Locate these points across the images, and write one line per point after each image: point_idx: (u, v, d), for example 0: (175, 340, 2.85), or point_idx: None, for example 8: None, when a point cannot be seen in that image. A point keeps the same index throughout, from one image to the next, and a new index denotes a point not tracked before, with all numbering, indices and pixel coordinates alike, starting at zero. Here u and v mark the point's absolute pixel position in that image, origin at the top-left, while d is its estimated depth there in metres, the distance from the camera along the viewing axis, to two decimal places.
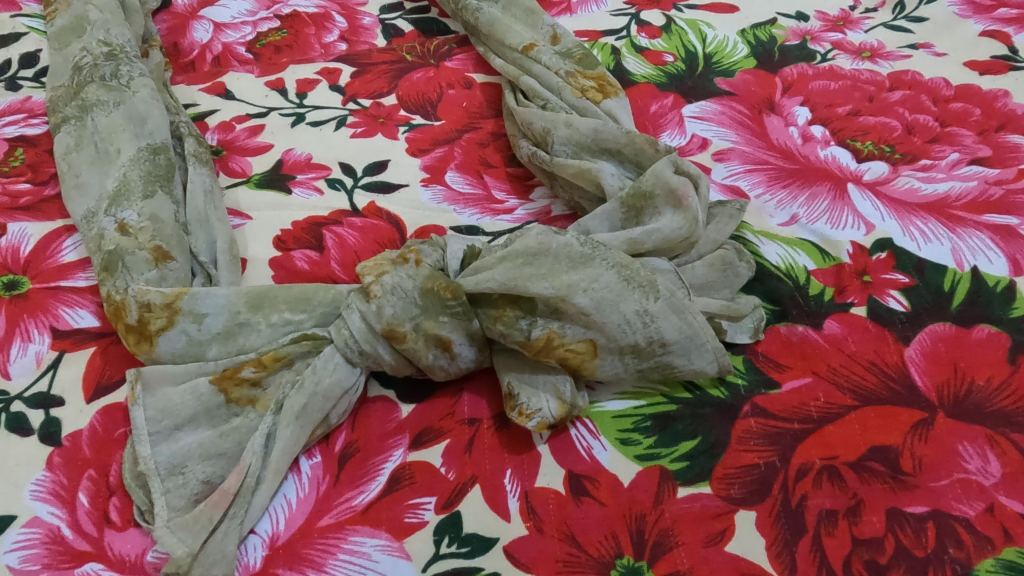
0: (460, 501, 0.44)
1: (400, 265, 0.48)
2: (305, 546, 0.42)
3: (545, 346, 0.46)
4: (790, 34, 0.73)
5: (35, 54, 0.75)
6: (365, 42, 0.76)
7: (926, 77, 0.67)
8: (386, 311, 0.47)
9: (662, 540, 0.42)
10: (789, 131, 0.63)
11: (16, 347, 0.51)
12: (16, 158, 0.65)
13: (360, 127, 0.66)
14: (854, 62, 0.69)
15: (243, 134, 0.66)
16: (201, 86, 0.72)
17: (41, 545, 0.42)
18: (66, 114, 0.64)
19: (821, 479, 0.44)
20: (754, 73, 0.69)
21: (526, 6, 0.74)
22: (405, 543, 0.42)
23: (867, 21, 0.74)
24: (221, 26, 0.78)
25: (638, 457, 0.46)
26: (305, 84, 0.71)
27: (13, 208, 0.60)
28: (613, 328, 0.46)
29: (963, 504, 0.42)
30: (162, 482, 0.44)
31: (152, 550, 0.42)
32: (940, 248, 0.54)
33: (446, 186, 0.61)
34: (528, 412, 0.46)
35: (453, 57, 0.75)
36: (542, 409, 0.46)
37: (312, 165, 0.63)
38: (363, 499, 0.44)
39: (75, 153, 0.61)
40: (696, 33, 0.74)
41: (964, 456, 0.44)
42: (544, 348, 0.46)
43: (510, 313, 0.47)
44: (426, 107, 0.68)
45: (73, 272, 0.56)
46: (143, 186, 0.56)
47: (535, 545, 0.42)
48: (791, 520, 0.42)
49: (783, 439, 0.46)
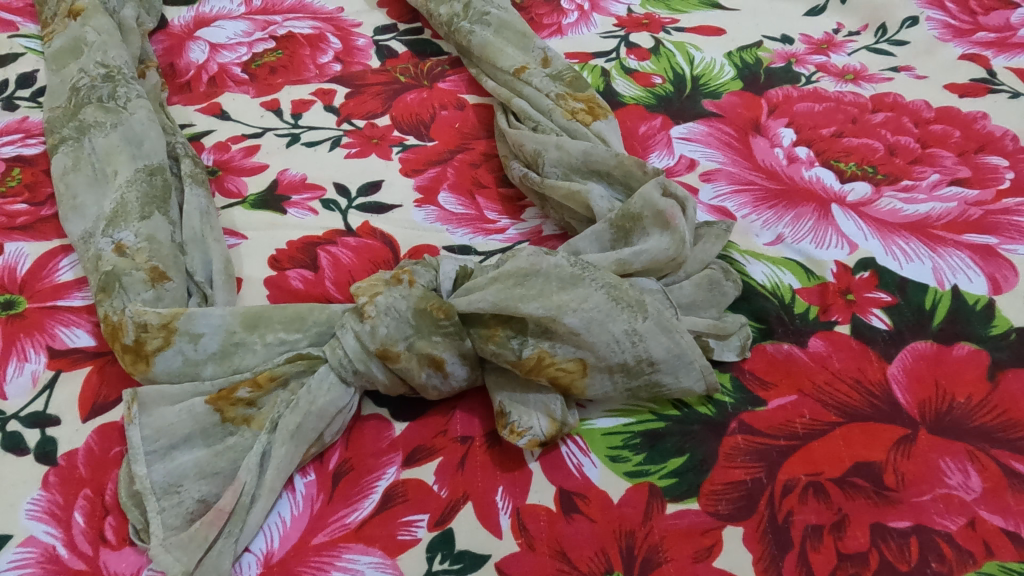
0: (452, 518, 0.45)
1: (394, 285, 0.49)
2: (300, 564, 0.43)
3: (536, 365, 0.47)
4: (775, 57, 0.75)
5: (32, 75, 0.76)
6: (359, 63, 0.78)
7: (907, 100, 0.69)
8: (379, 330, 0.48)
9: (651, 556, 0.43)
10: (774, 153, 0.65)
11: (12, 366, 0.52)
12: (13, 178, 0.65)
13: (354, 147, 0.67)
14: (837, 84, 0.71)
15: (238, 154, 0.67)
16: (197, 107, 0.72)
17: (35, 564, 0.42)
18: (63, 135, 0.65)
19: (807, 495, 0.44)
20: (740, 95, 0.71)
21: (518, 29, 0.75)
22: (398, 561, 0.43)
23: (850, 44, 0.76)
24: (217, 47, 0.79)
25: (628, 474, 0.47)
26: (300, 105, 0.72)
27: (10, 228, 0.61)
28: (602, 348, 0.47)
29: (945, 519, 0.43)
30: (158, 501, 0.44)
31: (147, 569, 0.43)
32: (921, 267, 0.55)
33: (439, 206, 0.62)
34: (519, 429, 0.46)
35: (446, 78, 0.76)
36: (532, 426, 0.47)
37: (307, 185, 0.64)
38: (356, 517, 0.45)
39: (72, 174, 0.61)
40: (684, 55, 0.76)
41: (946, 471, 0.45)
42: (535, 367, 0.47)
43: (501, 332, 0.48)
44: (420, 128, 0.69)
45: (70, 291, 0.56)
46: (140, 208, 0.57)
47: (526, 562, 0.43)
48: (777, 536, 0.43)
49: (768, 455, 0.47)
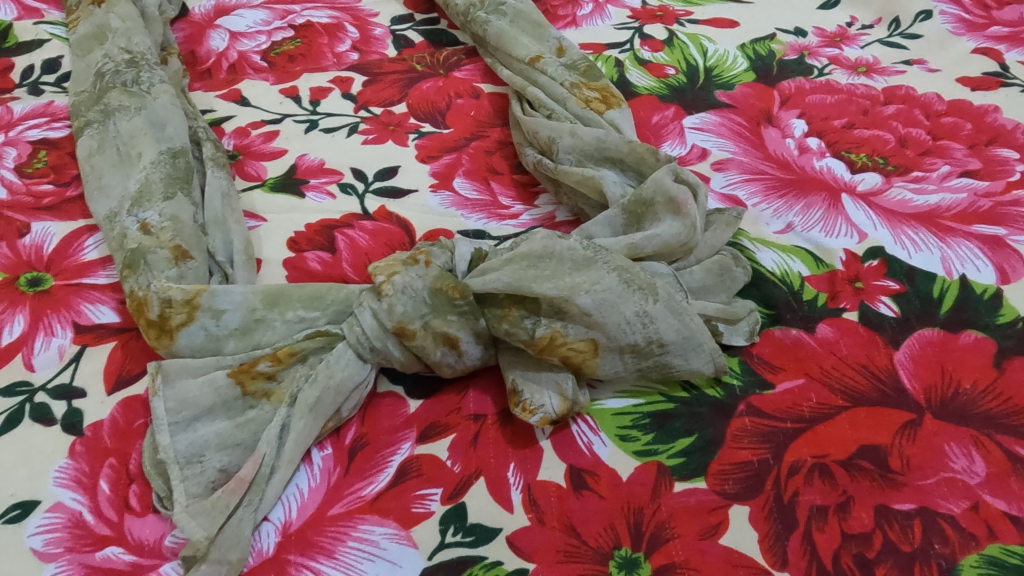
0: (465, 492, 0.46)
1: (411, 265, 0.50)
2: (317, 533, 0.44)
3: (548, 344, 0.48)
4: (789, 49, 0.76)
5: (57, 60, 0.78)
6: (376, 52, 0.79)
7: (920, 93, 0.69)
8: (397, 309, 0.49)
9: (658, 533, 0.44)
10: (786, 143, 0.65)
11: (39, 341, 0.53)
12: (39, 160, 0.67)
13: (371, 134, 0.68)
14: (850, 77, 0.71)
15: (258, 139, 0.68)
16: (218, 93, 0.74)
17: (63, 529, 0.44)
18: (88, 118, 0.66)
19: (812, 476, 0.45)
20: (753, 86, 0.72)
21: (533, 19, 0.76)
22: (412, 532, 0.44)
23: (863, 37, 0.76)
24: (237, 35, 0.81)
25: (637, 453, 0.48)
26: (318, 92, 0.73)
27: (36, 208, 0.63)
28: (614, 329, 0.48)
29: (949, 502, 0.44)
30: (181, 470, 0.46)
31: (170, 535, 0.44)
32: (930, 256, 0.56)
33: (454, 192, 0.63)
34: (531, 407, 0.48)
35: (462, 67, 0.77)
36: (544, 404, 0.48)
37: (325, 170, 0.65)
38: (372, 489, 0.46)
39: (98, 156, 0.63)
40: (698, 46, 0.77)
41: (950, 456, 0.46)
42: (547, 346, 0.48)
43: (515, 312, 0.50)
44: (436, 115, 0.70)
45: (95, 270, 0.58)
46: (164, 189, 0.59)
47: (537, 536, 0.44)
48: (783, 515, 0.44)
49: (775, 437, 0.48)
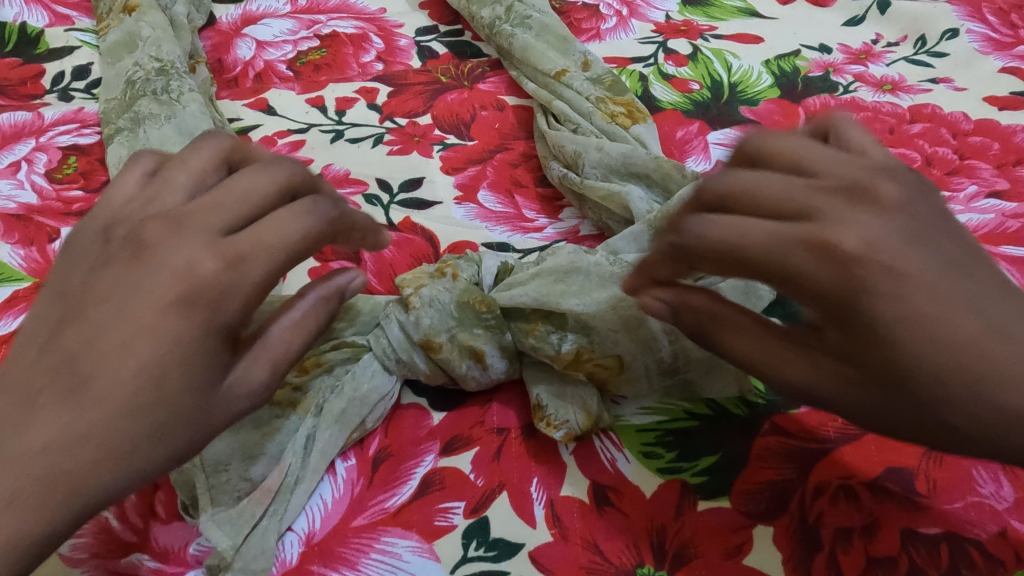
0: (488, 506, 0.46)
1: (438, 278, 0.51)
2: (340, 544, 0.45)
3: (574, 360, 0.49)
4: (813, 66, 0.76)
5: (87, 67, 0.79)
6: (401, 63, 0.79)
7: (946, 111, 0.69)
8: (423, 321, 0.50)
9: (682, 551, 0.44)
10: None
11: None
12: (69, 166, 0.68)
13: (396, 145, 0.69)
14: (875, 95, 0.71)
15: (284, 148, 0.69)
16: (244, 102, 0.75)
17: (90, 534, 0.44)
18: (119, 126, 0.67)
19: (838, 497, 0.46)
20: (778, 103, 0.72)
21: (558, 33, 0.76)
22: (435, 545, 0.44)
23: (889, 55, 0.76)
24: (264, 44, 0.82)
25: (660, 471, 0.47)
26: (344, 102, 0.74)
27: (66, 213, 0.63)
28: (640, 346, 0.49)
29: (976, 527, 0.44)
30: (207, 479, 0.45)
31: (195, 543, 0.45)
32: None
33: (479, 204, 0.63)
34: (555, 422, 0.48)
35: (486, 80, 0.77)
36: (569, 420, 0.48)
37: (351, 180, 0.66)
38: (395, 502, 0.46)
39: (128, 163, 0.64)
40: (722, 62, 0.77)
41: (978, 480, 0.46)
42: (573, 362, 0.49)
43: (541, 327, 0.50)
44: (460, 127, 0.71)
45: None
46: None
47: (560, 552, 0.44)
48: (808, 536, 0.44)
49: (800, 458, 0.47)
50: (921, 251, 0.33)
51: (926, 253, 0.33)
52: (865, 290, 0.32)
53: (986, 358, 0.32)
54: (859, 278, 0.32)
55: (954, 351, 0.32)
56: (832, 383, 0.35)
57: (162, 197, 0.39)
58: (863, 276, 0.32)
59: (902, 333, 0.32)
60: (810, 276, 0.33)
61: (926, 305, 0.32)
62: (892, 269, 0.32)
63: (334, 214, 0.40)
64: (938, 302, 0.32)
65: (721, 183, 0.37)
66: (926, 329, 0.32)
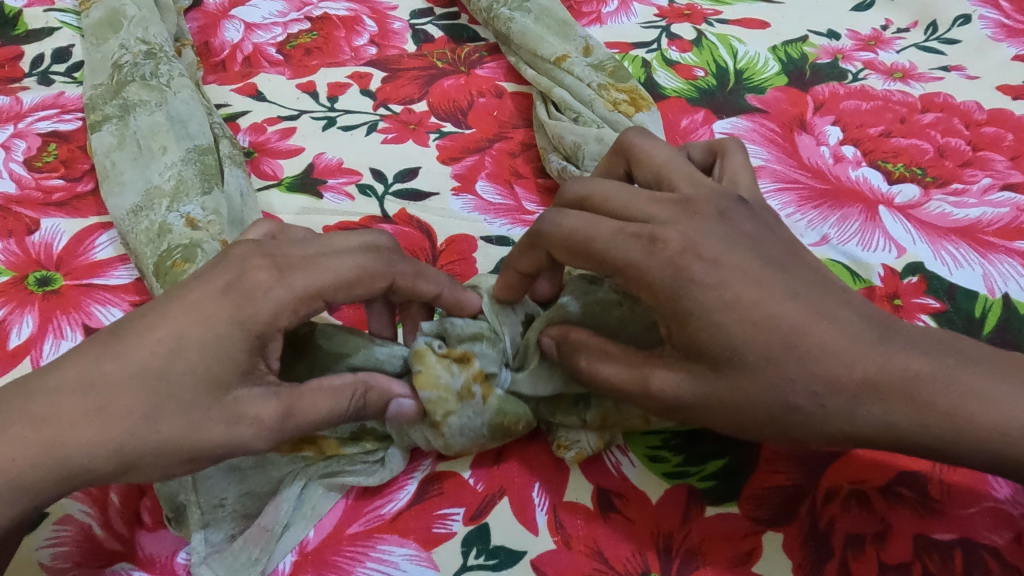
0: (488, 513, 0.44)
1: (467, 401, 0.45)
2: (334, 553, 0.43)
3: (601, 423, 0.46)
4: (821, 52, 0.73)
5: (68, 49, 0.76)
6: (395, 47, 0.77)
7: (958, 101, 0.67)
8: (454, 446, 0.45)
9: (689, 559, 0.42)
10: (820, 151, 0.63)
11: (49, 343, 0.52)
12: (49, 153, 0.65)
13: (391, 133, 0.67)
14: (885, 83, 0.69)
15: (274, 136, 0.66)
16: (233, 86, 0.72)
17: (72, 543, 0.42)
18: (106, 112, 0.64)
19: (849, 503, 0.44)
20: (785, 91, 0.69)
21: (559, 17, 0.74)
22: (433, 553, 0.43)
23: (899, 41, 0.74)
24: (252, 26, 0.79)
25: (666, 475, 0.46)
26: (337, 88, 0.71)
27: (46, 203, 0.61)
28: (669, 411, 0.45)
29: (992, 532, 0.43)
30: (202, 516, 0.43)
31: (183, 552, 0.43)
32: (971, 273, 0.54)
33: (477, 195, 0.61)
34: (565, 443, 0.46)
35: (484, 65, 0.75)
36: (579, 440, 0.46)
37: (343, 170, 0.63)
38: (391, 508, 0.45)
39: (118, 152, 0.61)
40: (727, 48, 0.74)
41: (994, 485, 0.45)
42: (601, 426, 0.46)
43: (567, 400, 0.47)
44: (457, 115, 0.68)
45: (107, 270, 0.56)
46: (200, 184, 0.57)
47: (563, 560, 0.42)
48: (818, 544, 0.43)
49: (811, 461, 0.46)
50: (739, 251, 0.42)
51: (743, 251, 0.42)
52: (693, 282, 0.40)
53: (806, 335, 0.39)
54: (689, 274, 0.41)
55: (776, 331, 0.39)
56: (678, 376, 0.40)
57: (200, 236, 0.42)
58: (688, 270, 0.41)
59: (723, 320, 0.39)
60: (647, 269, 0.41)
61: (746, 294, 0.40)
62: (713, 265, 0.41)
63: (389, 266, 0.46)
64: (757, 291, 0.40)
65: (580, 190, 0.46)
66: (750, 314, 0.39)
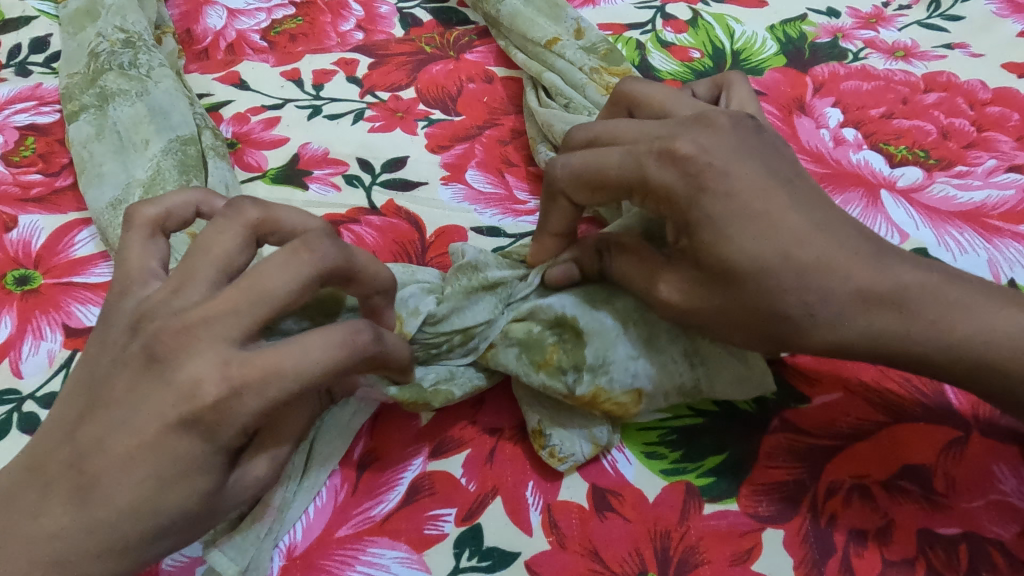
0: (480, 513, 0.43)
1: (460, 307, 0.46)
2: (322, 557, 0.42)
3: (590, 402, 0.43)
4: (821, 31, 0.71)
5: (46, 39, 0.74)
6: (382, 31, 0.75)
7: (962, 79, 0.65)
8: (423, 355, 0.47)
9: (687, 558, 0.41)
10: (820, 134, 0.61)
11: (28, 345, 0.50)
12: (27, 147, 0.63)
13: (378, 121, 0.65)
14: (887, 62, 0.67)
15: (258, 126, 0.64)
16: (215, 75, 0.70)
17: None
18: (84, 102, 0.62)
19: (851, 498, 0.43)
20: (784, 72, 0.67)
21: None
22: (425, 556, 0.42)
23: (900, 19, 0.72)
24: (235, 12, 0.76)
25: (663, 472, 0.45)
26: (322, 75, 0.69)
27: (23, 199, 0.59)
28: (660, 377, 0.44)
29: (998, 526, 0.42)
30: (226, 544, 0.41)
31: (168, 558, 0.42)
32: (976, 259, 0.52)
33: (467, 184, 0.59)
34: (560, 454, 0.44)
35: (473, 49, 0.73)
36: (575, 451, 0.44)
37: (329, 160, 0.61)
38: (381, 509, 0.43)
39: (97, 142, 0.59)
40: (724, 28, 0.72)
41: (999, 477, 0.44)
42: (590, 403, 0.44)
43: (556, 359, 0.44)
44: (446, 102, 0.67)
45: (87, 267, 0.55)
46: (178, 177, 0.55)
47: (558, 561, 0.41)
48: (820, 540, 0.42)
49: (812, 455, 0.45)
50: (747, 164, 0.40)
51: (752, 166, 0.40)
52: (706, 191, 0.39)
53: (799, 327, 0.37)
54: (702, 181, 0.39)
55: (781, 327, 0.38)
56: (682, 283, 0.40)
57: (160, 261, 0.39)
58: (701, 177, 0.39)
59: (735, 229, 0.38)
60: (661, 181, 0.40)
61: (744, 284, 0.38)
62: (725, 174, 0.39)
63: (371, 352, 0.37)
64: (765, 203, 0.39)
65: (588, 131, 0.44)
66: (759, 222, 0.38)
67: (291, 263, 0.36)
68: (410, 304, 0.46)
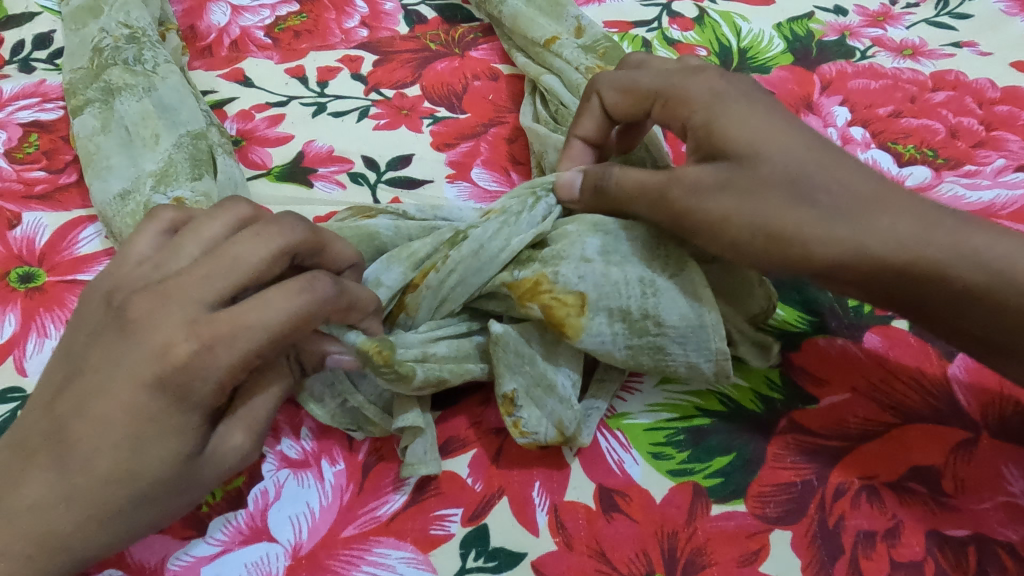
0: (487, 513, 0.43)
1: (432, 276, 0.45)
2: (328, 557, 0.41)
3: (530, 288, 0.43)
4: (828, 29, 0.71)
5: (49, 35, 0.73)
6: (386, 28, 0.74)
7: (971, 78, 0.64)
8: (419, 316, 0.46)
9: (694, 559, 0.41)
10: (828, 132, 0.61)
11: (32, 343, 0.50)
12: (31, 144, 0.63)
13: (383, 118, 0.64)
14: (895, 60, 0.67)
15: (263, 124, 0.64)
16: (219, 72, 0.69)
17: None
18: (89, 97, 0.62)
19: (860, 499, 0.43)
20: (791, 70, 0.67)
21: None
22: (431, 556, 0.41)
23: (908, 17, 0.71)
24: (239, 9, 0.76)
25: (671, 473, 0.44)
26: (327, 72, 0.68)
27: (27, 197, 0.59)
28: (607, 283, 0.42)
29: (1007, 528, 0.41)
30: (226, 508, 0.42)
31: (172, 557, 0.42)
32: None
33: (472, 182, 0.59)
34: (523, 428, 0.44)
35: (478, 46, 0.72)
36: (538, 429, 0.44)
37: (334, 157, 0.61)
38: (387, 509, 0.43)
39: (103, 136, 0.59)
40: (730, 26, 0.72)
41: (1008, 478, 0.43)
42: (529, 291, 0.43)
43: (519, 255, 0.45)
44: (451, 99, 0.66)
45: (91, 264, 0.54)
46: (189, 170, 0.55)
47: (565, 561, 0.41)
48: (828, 542, 0.41)
49: (820, 457, 0.44)
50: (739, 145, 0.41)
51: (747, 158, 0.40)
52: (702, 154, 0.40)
53: None
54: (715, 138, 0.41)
55: None
56: (705, 171, 0.41)
57: (166, 264, 0.39)
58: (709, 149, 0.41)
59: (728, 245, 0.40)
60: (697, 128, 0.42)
61: None
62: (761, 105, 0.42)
63: (333, 292, 0.39)
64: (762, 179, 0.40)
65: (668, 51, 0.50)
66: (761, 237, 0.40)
67: (259, 234, 0.39)
68: (372, 278, 0.46)
